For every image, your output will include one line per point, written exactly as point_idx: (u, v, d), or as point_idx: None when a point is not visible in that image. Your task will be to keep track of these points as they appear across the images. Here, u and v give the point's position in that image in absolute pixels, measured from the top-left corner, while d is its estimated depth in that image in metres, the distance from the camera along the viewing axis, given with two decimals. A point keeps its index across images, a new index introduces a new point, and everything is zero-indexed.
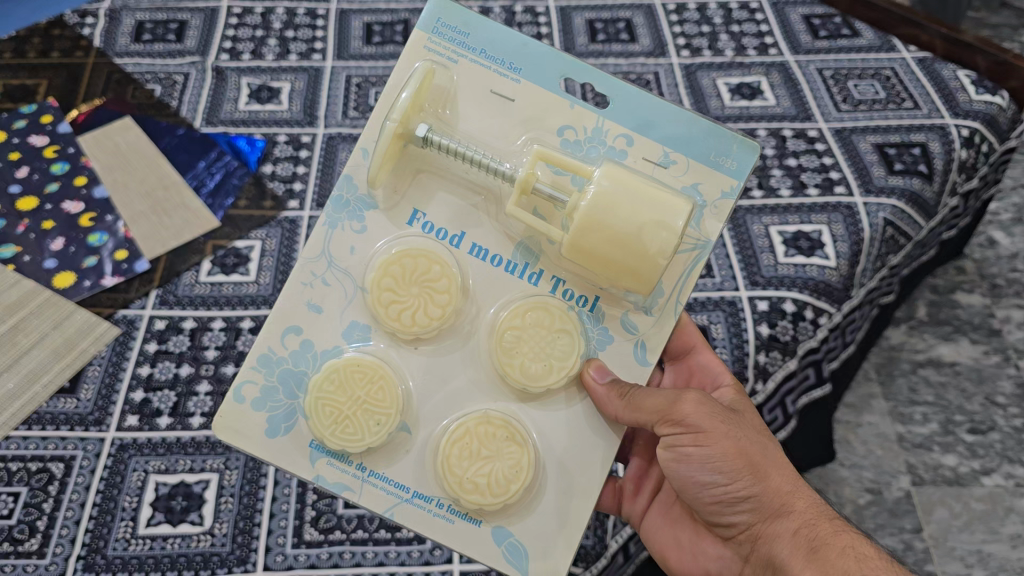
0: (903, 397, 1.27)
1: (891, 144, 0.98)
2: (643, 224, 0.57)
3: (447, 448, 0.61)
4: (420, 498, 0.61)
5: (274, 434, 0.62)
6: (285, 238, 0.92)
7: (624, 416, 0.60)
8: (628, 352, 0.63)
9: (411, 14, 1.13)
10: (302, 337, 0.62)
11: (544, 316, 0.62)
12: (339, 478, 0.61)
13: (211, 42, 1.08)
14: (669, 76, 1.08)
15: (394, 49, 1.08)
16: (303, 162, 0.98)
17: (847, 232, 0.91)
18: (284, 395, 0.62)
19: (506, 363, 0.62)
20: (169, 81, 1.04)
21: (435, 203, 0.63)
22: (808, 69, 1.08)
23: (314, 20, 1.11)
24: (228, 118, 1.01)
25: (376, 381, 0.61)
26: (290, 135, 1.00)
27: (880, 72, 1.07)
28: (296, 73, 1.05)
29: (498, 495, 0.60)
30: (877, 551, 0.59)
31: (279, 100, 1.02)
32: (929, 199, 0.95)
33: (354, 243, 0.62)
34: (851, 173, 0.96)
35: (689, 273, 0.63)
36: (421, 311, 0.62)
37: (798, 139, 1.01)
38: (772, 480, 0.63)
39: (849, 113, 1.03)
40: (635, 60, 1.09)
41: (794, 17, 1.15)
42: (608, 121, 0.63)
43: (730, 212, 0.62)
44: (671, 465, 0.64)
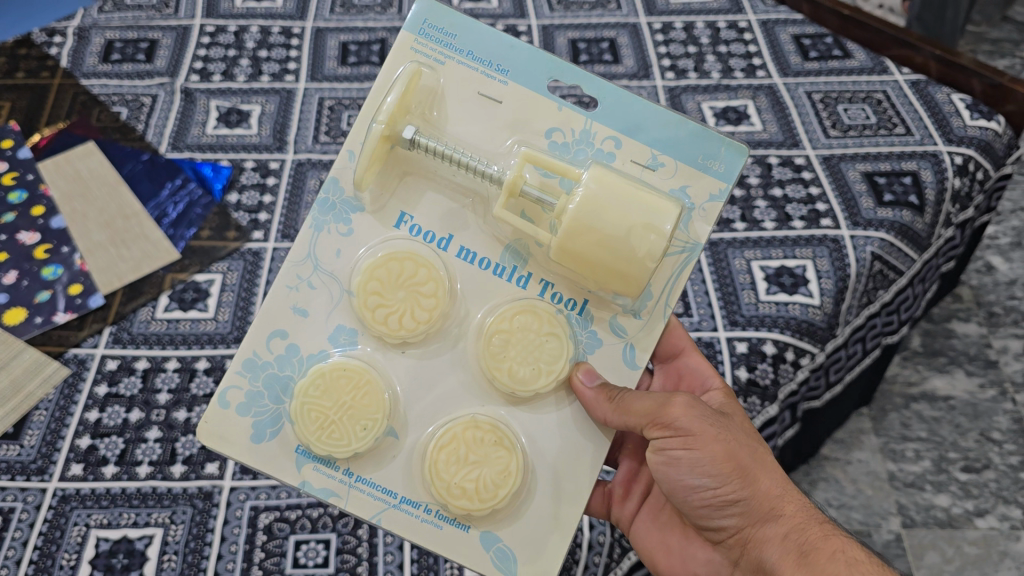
0: (895, 433, 1.25)
1: (881, 173, 0.98)
2: (630, 226, 0.57)
3: (434, 453, 0.61)
4: (408, 504, 0.60)
5: (260, 440, 0.61)
6: (248, 270, 0.90)
7: (612, 419, 0.60)
8: (618, 355, 0.63)
9: (388, 33, 1.12)
10: (288, 341, 0.62)
11: (532, 320, 0.62)
12: (326, 484, 0.60)
13: (181, 62, 1.06)
14: (653, 98, 1.08)
15: (369, 69, 1.07)
16: (269, 190, 0.95)
17: (832, 267, 0.90)
18: (270, 401, 0.61)
19: (494, 367, 0.62)
20: (137, 103, 1.02)
21: (422, 206, 0.62)
22: (797, 92, 1.08)
23: (288, 38, 1.10)
24: (194, 144, 0.99)
25: (362, 386, 0.61)
26: (258, 161, 0.97)
27: (872, 95, 1.06)
28: (267, 95, 1.03)
29: (487, 500, 0.60)
30: (867, 554, 0.60)
31: (247, 125, 1.00)
32: (920, 231, 0.94)
33: (339, 246, 0.62)
34: (839, 205, 0.95)
35: (678, 275, 0.62)
36: (408, 315, 0.61)
37: (785, 167, 1.00)
38: (761, 484, 0.63)
39: (839, 139, 1.02)
40: (619, 82, 1.09)
41: (783, 37, 1.15)
42: (596, 123, 0.62)
43: (719, 215, 0.62)
44: (660, 468, 0.64)
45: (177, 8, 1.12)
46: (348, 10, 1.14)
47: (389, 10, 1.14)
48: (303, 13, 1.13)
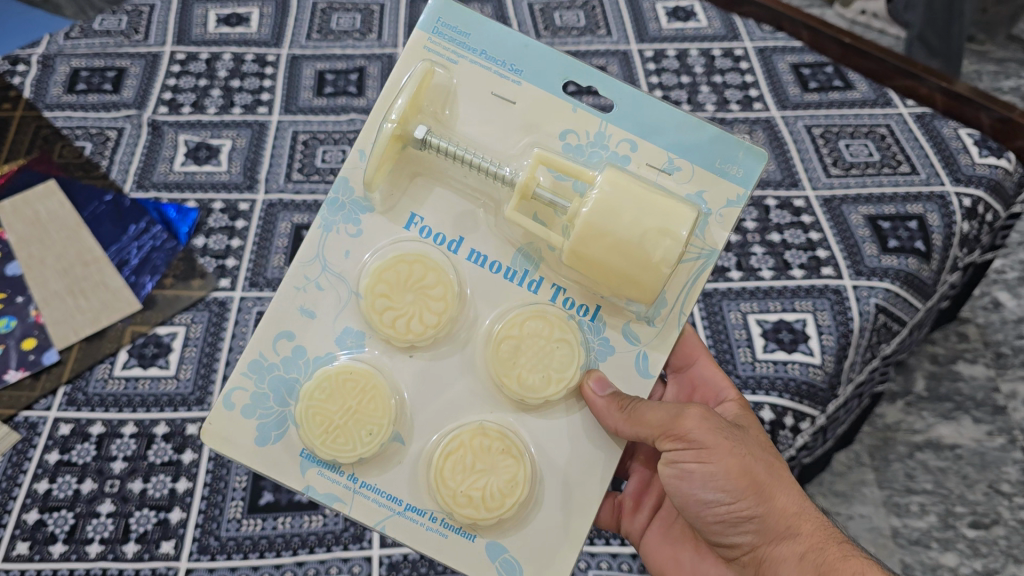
0: (899, 485, 1.16)
1: (884, 217, 0.94)
2: (645, 230, 0.56)
3: (440, 460, 0.59)
4: (412, 512, 0.59)
5: (264, 443, 0.60)
6: (212, 322, 0.89)
7: (624, 429, 0.58)
8: (630, 363, 0.61)
9: (366, 61, 1.08)
10: (294, 343, 0.61)
11: (543, 326, 0.61)
12: (330, 489, 0.59)
13: (149, 94, 1.04)
14: None
15: (345, 101, 1.04)
16: (239, 233, 0.94)
17: (833, 322, 0.86)
18: (275, 403, 0.60)
19: (503, 374, 0.60)
20: (101, 138, 1.00)
21: (433, 208, 0.61)
22: (796, 126, 1.04)
23: (262, 67, 1.07)
24: (161, 182, 0.97)
25: (368, 390, 0.60)
26: (227, 202, 0.96)
27: (874, 129, 1.02)
28: (238, 128, 1.02)
29: (494, 510, 0.58)
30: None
31: (218, 161, 0.99)
32: (927, 279, 0.90)
33: (347, 247, 0.61)
34: (840, 251, 0.92)
35: (694, 282, 0.61)
36: (417, 318, 0.60)
37: (783, 210, 0.97)
38: (778, 500, 0.61)
39: (840, 178, 0.99)
40: None
41: (782, 67, 1.09)
42: (611, 125, 0.61)
43: (736, 221, 0.60)
44: (672, 481, 0.62)
45: (146, 34, 1.09)
46: (327, 36, 1.11)
47: (368, 35, 1.11)
48: (278, 40, 1.10)
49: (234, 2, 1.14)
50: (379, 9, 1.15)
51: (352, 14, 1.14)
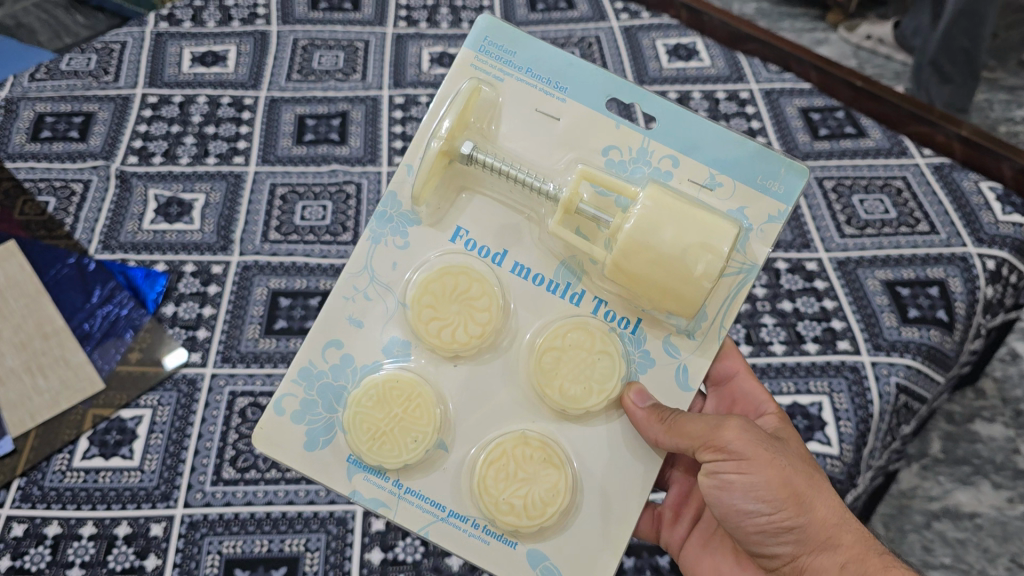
0: (916, 558, 1.13)
1: (901, 282, 0.94)
2: (687, 245, 0.57)
3: (483, 468, 0.61)
4: (456, 518, 0.60)
5: (313, 448, 0.61)
6: (180, 405, 0.85)
7: (664, 440, 0.59)
8: (671, 375, 0.62)
9: (349, 105, 1.05)
10: (342, 351, 0.62)
11: (584, 337, 0.62)
12: (376, 494, 0.61)
13: (119, 141, 1.00)
14: None
15: (326, 149, 1.01)
16: (211, 299, 0.90)
17: (851, 405, 0.86)
18: (323, 409, 0.62)
19: (545, 384, 0.62)
20: (66, 192, 0.95)
21: (478, 222, 0.63)
22: (808, 180, 1.02)
23: (239, 112, 1.03)
24: (128, 243, 0.93)
25: (414, 399, 0.61)
26: (200, 264, 0.92)
27: (891, 182, 1.02)
28: (212, 181, 0.98)
29: (535, 517, 0.60)
30: None
31: (189, 218, 0.95)
32: (949, 351, 0.90)
33: (395, 259, 0.63)
34: (858, 322, 0.91)
35: (734, 295, 0.62)
36: (461, 328, 0.62)
37: (794, 274, 0.96)
38: (819, 510, 0.62)
39: (854, 238, 0.98)
40: None
41: (790, 110, 1.07)
42: (653, 141, 0.62)
43: (777, 236, 0.61)
44: (712, 492, 0.63)
45: (117, 75, 1.04)
46: (308, 76, 1.07)
47: (352, 75, 1.07)
48: (257, 81, 1.06)
49: (211, 39, 1.09)
50: (363, 46, 1.10)
51: (335, 52, 1.09)
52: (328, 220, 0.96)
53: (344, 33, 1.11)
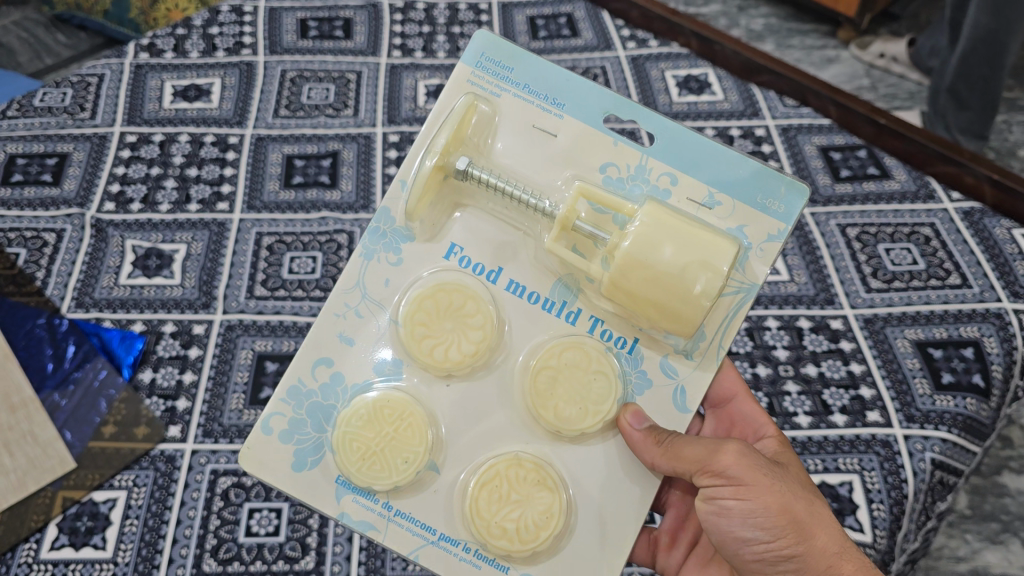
0: None
1: (934, 342, 0.89)
2: (688, 261, 0.55)
3: (475, 490, 0.60)
4: (447, 542, 0.59)
5: (301, 469, 0.60)
6: (157, 488, 0.76)
7: (661, 464, 0.58)
8: (666, 397, 0.61)
9: (340, 145, 1.00)
10: (332, 369, 0.62)
11: (580, 358, 0.61)
12: (365, 516, 0.60)
13: (94, 188, 0.94)
14: None
15: (316, 194, 0.96)
16: (192, 366, 0.83)
17: (884, 485, 0.81)
18: (312, 429, 0.61)
19: (539, 406, 0.60)
20: (37, 242, 0.89)
21: (473, 239, 0.62)
22: (828, 226, 0.98)
23: (223, 152, 0.98)
24: (103, 299, 0.86)
25: (405, 418, 0.60)
26: (180, 324, 0.86)
27: (919, 229, 0.97)
28: (194, 231, 0.92)
29: (528, 542, 0.59)
30: None
31: (170, 271, 0.89)
32: (985, 419, 0.84)
33: (387, 275, 0.62)
34: (887, 390, 0.86)
35: (732, 317, 0.61)
36: (455, 347, 0.60)
37: (818, 334, 0.90)
38: (818, 539, 0.61)
39: (880, 293, 0.93)
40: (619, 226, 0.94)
41: (810, 150, 1.04)
42: (652, 158, 0.61)
43: (777, 255, 0.59)
44: (710, 517, 0.63)
45: (94, 112, 0.99)
46: (296, 112, 1.03)
47: (344, 111, 1.04)
48: (242, 116, 1.01)
49: (193, 71, 1.05)
50: (355, 78, 1.07)
51: (324, 85, 1.06)
52: (318, 273, 0.90)
53: (335, 65, 1.08)
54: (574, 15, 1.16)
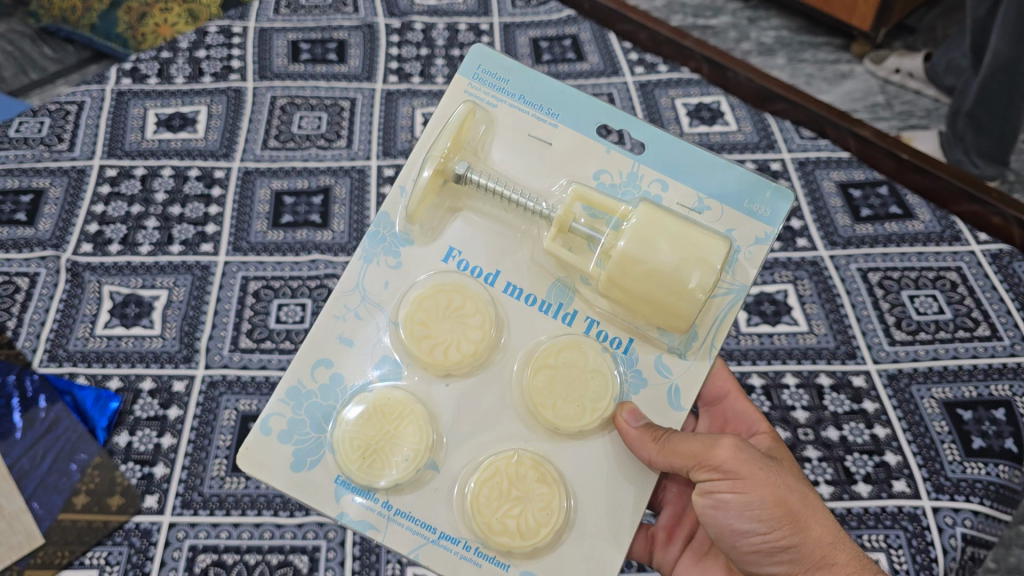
0: None
1: (962, 402, 0.92)
2: (678, 261, 0.56)
3: (476, 487, 0.61)
4: (446, 539, 0.60)
5: (299, 469, 0.61)
6: (132, 560, 0.82)
7: (657, 460, 0.60)
8: (661, 396, 0.63)
9: (333, 179, 1.09)
10: (332, 370, 0.63)
11: (578, 356, 0.62)
12: (364, 516, 0.61)
13: (70, 227, 1.02)
14: None
15: (306, 233, 1.04)
16: (172, 427, 0.90)
17: (915, 557, 0.83)
18: (311, 429, 0.62)
19: (539, 403, 0.62)
20: (10, 287, 0.97)
21: (470, 243, 0.63)
22: (849, 270, 1.02)
23: (207, 187, 1.07)
24: (78, 350, 0.94)
25: (406, 416, 0.62)
26: (159, 379, 0.92)
27: (944, 274, 1.02)
28: (176, 275, 1.00)
29: (528, 538, 0.60)
30: None
31: (148, 322, 0.96)
32: (1016, 484, 0.89)
33: (386, 278, 0.63)
34: (915, 454, 0.89)
35: (724, 317, 0.62)
36: (454, 346, 0.62)
37: (838, 394, 0.93)
38: (814, 529, 0.64)
39: (905, 346, 0.97)
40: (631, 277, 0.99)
41: (828, 185, 1.08)
42: (643, 166, 0.63)
43: (765, 257, 0.62)
44: (707, 510, 0.64)
45: (70, 144, 1.09)
46: (286, 142, 1.12)
47: (336, 141, 1.13)
48: (229, 151, 1.10)
49: (177, 99, 1.14)
50: (347, 105, 1.16)
51: (316, 113, 1.15)
52: (307, 323, 0.97)
53: (328, 91, 1.17)
54: (579, 37, 1.23)
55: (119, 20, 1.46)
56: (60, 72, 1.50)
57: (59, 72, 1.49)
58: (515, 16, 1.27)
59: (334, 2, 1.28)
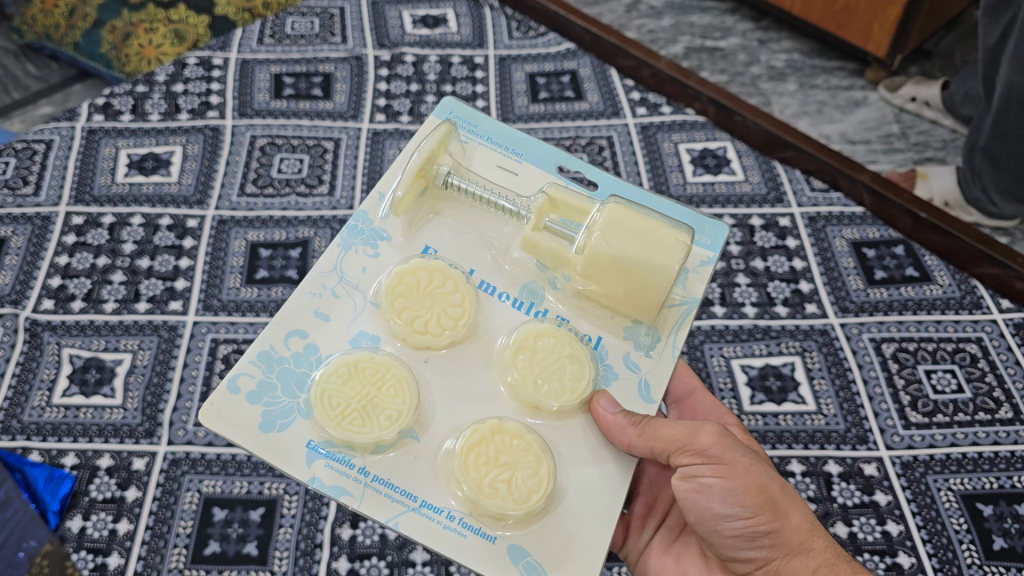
0: None
1: (981, 495, 0.90)
2: (647, 243, 0.67)
3: (464, 452, 0.66)
4: (428, 509, 0.65)
5: (269, 429, 0.66)
6: None
7: (636, 445, 0.66)
8: (632, 387, 0.71)
9: (313, 231, 1.11)
10: (306, 340, 0.69)
11: (555, 344, 0.70)
12: (340, 481, 0.65)
13: (32, 280, 1.03)
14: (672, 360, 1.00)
15: (279, 291, 1.05)
16: (130, 514, 0.87)
17: None
18: (282, 393, 0.67)
19: (517, 380, 0.69)
20: None
21: (442, 243, 0.74)
22: (860, 339, 1.01)
23: (180, 238, 1.08)
24: (32, 422, 0.93)
25: (388, 377, 0.68)
26: (119, 455, 0.91)
27: (963, 346, 1.01)
28: (142, 337, 1.00)
29: (518, 504, 0.65)
30: None
31: (110, 391, 0.96)
32: None
33: (365, 263, 0.72)
34: (931, 550, 0.87)
35: (682, 322, 0.74)
36: (435, 320, 0.70)
37: (848, 485, 0.91)
38: (791, 518, 0.69)
39: (919, 430, 0.95)
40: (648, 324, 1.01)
41: (840, 244, 1.09)
42: (598, 197, 0.78)
43: (711, 274, 0.76)
44: (688, 496, 0.68)
45: (38, 188, 1.10)
46: (264, 187, 1.15)
47: (318, 187, 1.15)
48: (204, 197, 1.13)
49: (151, 139, 1.17)
50: (331, 146, 1.19)
51: (298, 155, 1.18)
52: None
53: (311, 131, 1.21)
54: (578, 73, 1.27)
55: (101, 39, 1.54)
56: (43, 92, 1.60)
57: (40, 92, 1.60)
58: (510, 49, 1.31)
59: (321, 32, 1.33)
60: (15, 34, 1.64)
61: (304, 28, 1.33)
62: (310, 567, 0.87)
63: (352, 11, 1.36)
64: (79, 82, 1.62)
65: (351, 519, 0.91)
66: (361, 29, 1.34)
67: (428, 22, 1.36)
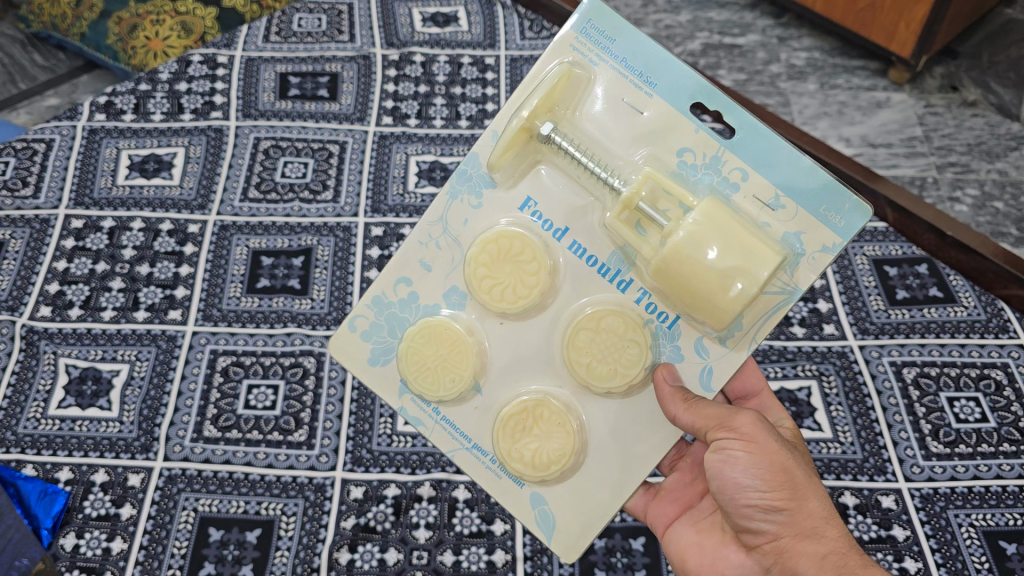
0: None
1: (1004, 533, 0.87)
2: (728, 266, 0.60)
3: (505, 418, 0.71)
4: (477, 451, 0.73)
5: (374, 364, 0.74)
6: None
7: (681, 418, 0.65)
8: (696, 372, 0.68)
9: (316, 240, 1.09)
10: (410, 288, 0.73)
11: (619, 323, 0.68)
12: (418, 415, 0.74)
13: (29, 285, 1.03)
14: None
15: (280, 301, 1.03)
16: (124, 533, 0.86)
17: None
18: (387, 334, 0.74)
19: (574, 359, 0.69)
20: None
21: (546, 196, 0.69)
22: (878, 362, 0.99)
23: (180, 245, 1.07)
24: (27, 433, 0.92)
25: (458, 344, 0.71)
26: (113, 466, 0.90)
27: (988, 373, 0.98)
28: (140, 348, 0.98)
29: (539, 470, 0.70)
30: None
31: (106, 404, 0.94)
32: None
33: (468, 216, 0.72)
34: None
35: (773, 313, 0.66)
36: (513, 289, 0.69)
37: (865, 518, 0.88)
38: (809, 503, 0.66)
39: (940, 460, 0.92)
40: None
41: (862, 262, 1.08)
42: (727, 152, 0.66)
43: (826, 266, 0.65)
44: (714, 465, 0.67)
45: (39, 193, 1.11)
46: (267, 192, 1.13)
47: (322, 193, 1.13)
48: (206, 202, 1.12)
49: (154, 141, 1.18)
50: (336, 150, 1.18)
51: (302, 159, 1.17)
52: (277, 409, 0.95)
53: (317, 133, 1.20)
54: None
55: (108, 31, 1.50)
56: (50, 82, 1.60)
57: (47, 83, 1.60)
58: (521, 49, 1.31)
59: (328, 30, 1.34)
60: (20, 23, 1.61)
61: (311, 25, 1.34)
62: (310, 560, 0.85)
63: (360, 9, 1.37)
64: (86, 73, 1.62)
65: (350, 542, 0.86)
66: (370, 27, 1.34)
67: (438, 20, 1.36)
